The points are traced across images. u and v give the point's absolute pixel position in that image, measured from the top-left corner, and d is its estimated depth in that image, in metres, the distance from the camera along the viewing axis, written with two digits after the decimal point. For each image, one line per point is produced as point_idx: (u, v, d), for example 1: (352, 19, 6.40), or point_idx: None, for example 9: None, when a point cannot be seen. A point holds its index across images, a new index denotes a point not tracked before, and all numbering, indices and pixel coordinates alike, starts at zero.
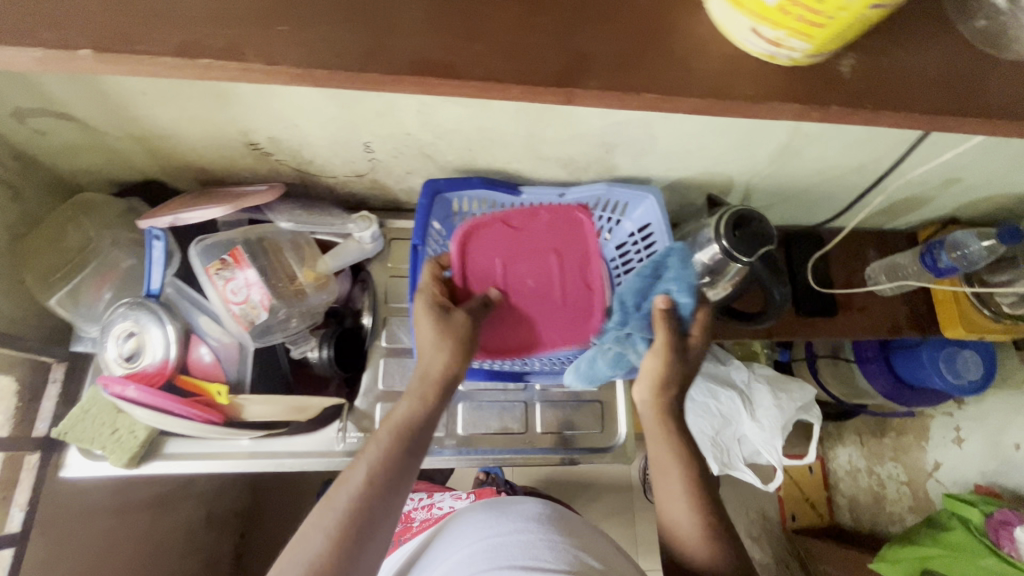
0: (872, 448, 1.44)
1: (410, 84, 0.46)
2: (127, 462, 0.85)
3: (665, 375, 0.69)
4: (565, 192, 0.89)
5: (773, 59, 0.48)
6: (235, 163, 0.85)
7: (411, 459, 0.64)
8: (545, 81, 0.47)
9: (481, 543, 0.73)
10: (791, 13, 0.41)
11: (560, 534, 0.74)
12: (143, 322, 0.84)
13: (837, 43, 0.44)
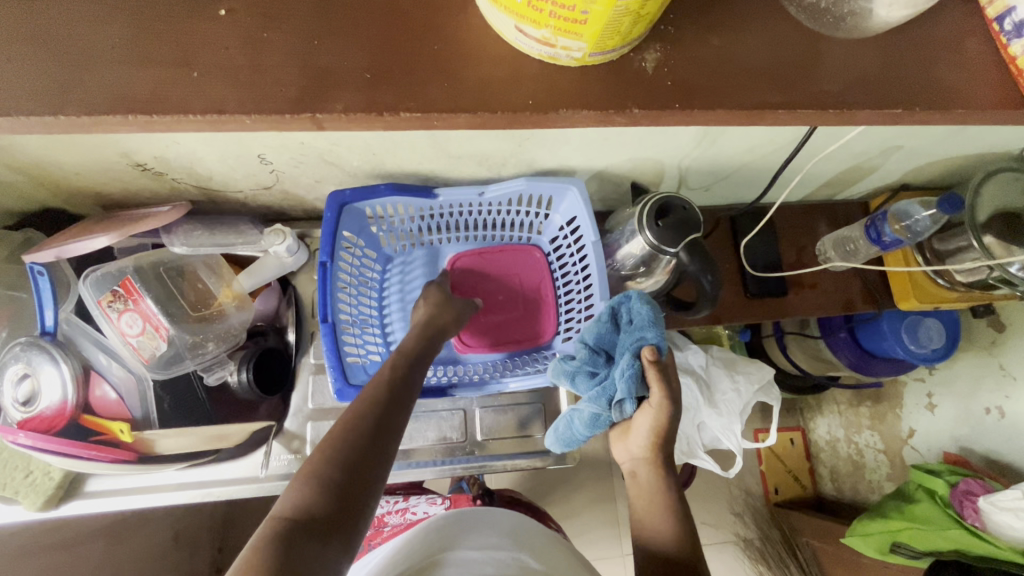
0: (849, 417, 1.44)
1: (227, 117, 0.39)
2: (43, 506, 0.73)
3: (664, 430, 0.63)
4: (483, 191, 0.82)
5: (553, 58, 0.39)
6: (130, 185, 0.76)
7: (408, 398, 0.62)
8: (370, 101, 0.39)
9: (450, 552, 0.67)
10: (541, 8, 0.32)
11: (530, 550, 0.70)
12: (38, 363, 0.68)
13: (618, 40, 0.36)
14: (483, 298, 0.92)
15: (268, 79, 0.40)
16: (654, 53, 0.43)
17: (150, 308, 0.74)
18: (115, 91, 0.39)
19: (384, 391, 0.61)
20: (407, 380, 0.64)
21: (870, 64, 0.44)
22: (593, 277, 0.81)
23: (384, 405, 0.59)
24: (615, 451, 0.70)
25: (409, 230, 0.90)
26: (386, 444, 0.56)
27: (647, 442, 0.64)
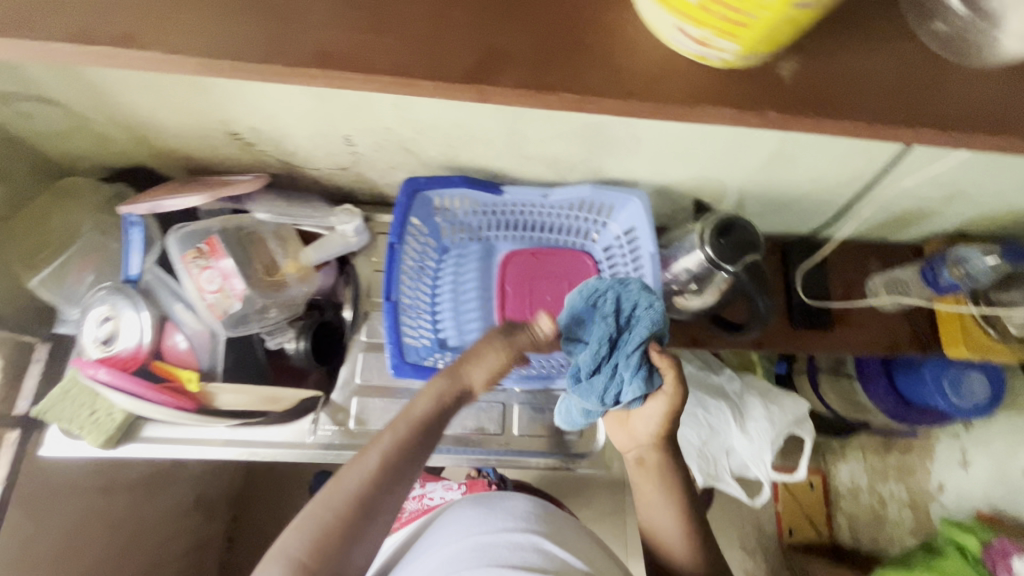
0: (876, 465, 1.38)
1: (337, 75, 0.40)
2: (103, 444, 0.77)
3: (673, 419, 0.65)
4: (548, 193, 0.84)
5: (701, 58, 0.41)
6: (219, 152, 0.81)
7: (403, 481, 0.59)
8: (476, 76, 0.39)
9: (469, 541, 0.70)
10: (712, 10, 0.34)
11: (553, 535, 0.71)
12: (121, 308, 0.73)
13: (773, 45, 0.37)
14: (533, 295, 0.94)
15: (400, 45, 0.42)
16: (791, 62, 0.44)
17: (228, 264, 0.76)
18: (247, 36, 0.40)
19: (373, 482, 0.57)
20: (409, 461, 0.59)
21: (984, 97, 0.45)
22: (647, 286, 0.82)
23: (370, 494, 0.57)
24: (616, 437, 0.73)
25: (469, 223, 0.93)
26: (364, 533, 0.56)
27: (654, 433, 0.66)
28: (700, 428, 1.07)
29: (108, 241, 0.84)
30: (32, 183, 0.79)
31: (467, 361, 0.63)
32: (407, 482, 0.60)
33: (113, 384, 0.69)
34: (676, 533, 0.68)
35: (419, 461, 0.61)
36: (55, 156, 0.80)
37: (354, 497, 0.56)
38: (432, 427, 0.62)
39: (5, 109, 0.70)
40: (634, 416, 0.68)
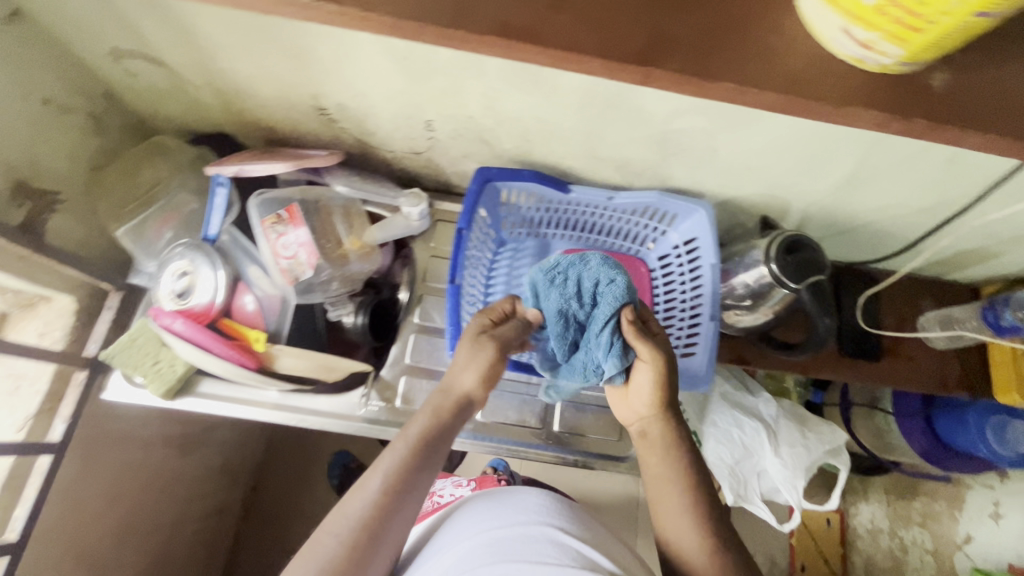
0: (898, 510, 1.34)
1: (493, 47, 0.40)
2: (163, 394, 0.79)
3: (663, 385, 0.65)
4: (614, 196, 0.85)
5: (860, 63, 0.39)
6: (300, 126, 0.84)
7: (407, 507, 0.58)
8: (626, 56, 0.40)
9: (482, 538, 0.66)
10: (889, 14, 0.33)
11: (570, 529, 0.67)
12: (198, 264, 0.75)
13: (938, 53, 0.35)
14: None
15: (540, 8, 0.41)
16: (942, 74, 0.41)
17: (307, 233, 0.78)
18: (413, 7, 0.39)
19: (376, 506, 0.56)
20: (413, 484, 0.59)
21: None
22: (705, 297, 0.82)
23: (374, 522, 0.55)
24: (623, 414, 0.72)
25: (528, 219, 0.94)
26: (369, 565, 0.55)
27: (651, 402, 0.66)
28: (733, 447, 1.07)
29: (177, 203, 0.84)
30: (124, 138, 0.83)
31: (458, 370, 0.66)
32: (413, 508, 0.59)
33: (185, 336, 0.72)
34: (686, 519, 0.61)
35: (424, 484, 0.60)
36: (147, 114, 0.84)
37: (357, 528, 0.55)
38: (432, 447, 0.62)
39: (113, 64, 0.73)
40: (631, 391, 0.69)
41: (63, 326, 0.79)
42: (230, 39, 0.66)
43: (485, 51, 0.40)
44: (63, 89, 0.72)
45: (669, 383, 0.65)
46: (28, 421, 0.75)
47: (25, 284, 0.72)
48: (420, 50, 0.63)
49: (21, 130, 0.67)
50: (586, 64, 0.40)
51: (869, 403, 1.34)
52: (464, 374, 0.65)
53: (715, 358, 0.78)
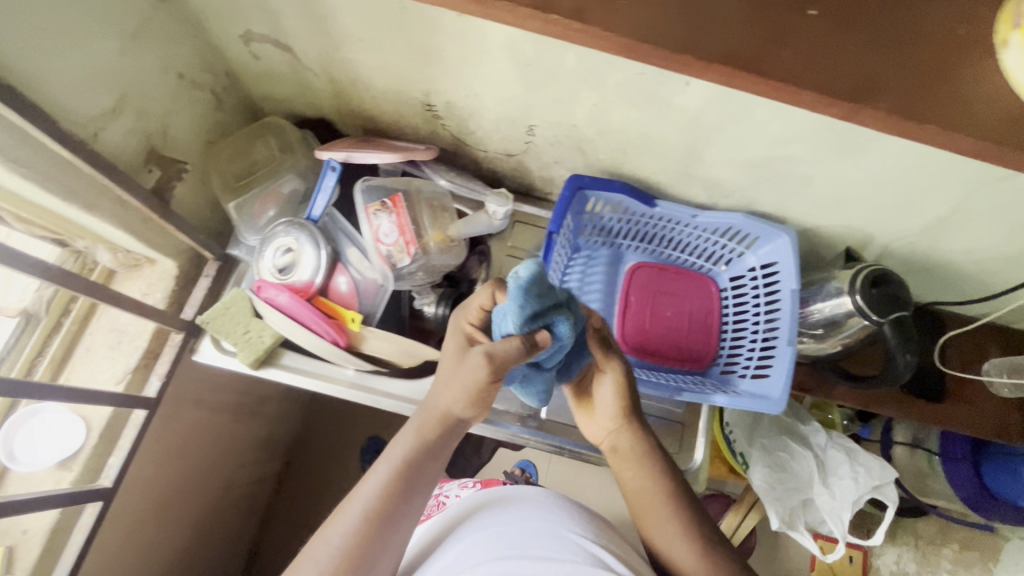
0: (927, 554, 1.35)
1: (708, 74, 0.34)
2: (251, 363, 0.82)
3: (627, 395, 0.71)
4: (698, 214, 0.87)
5: None
6: (402, 119, 0.87)
7: (391, 527, 0.58)
8: (842, 91, 0.35)
9: (483, 536, 0.66)
10: None
11: (571, 524, 0.68)
12: (301, 241, 0.79)
13: None
14: (655, 308, 0.96)
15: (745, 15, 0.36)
16: None
17: (406, 220, 0.80)
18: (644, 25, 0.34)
19: (359, 533, 0.57)
20: (396, 507, 0.59)
21: None
22: (782, 322, 0.83)
23: (359, 545, 0.57)
24: (591, 433, 0.77)
25: (606, 228, 0.96)
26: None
27: (617, 413, 0.72)
28: (782, 473, 1.09)
29: (277, 184, 0.83)
30: (234, 115, 0.87)
31: (443, 391, 0.61)
32: (399, 528, 0.59)
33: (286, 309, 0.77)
34: (672, 521, 0.69)
35: (409, 503, 0.60)
36: (257, 94, 0.87)
37: (343, 550, 0.56)
38: (414, 472, 0.61)
39: (242, 46, 0.77)
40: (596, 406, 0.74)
41: (164, 288, 0.82)
42: (364, 32, 0.69)
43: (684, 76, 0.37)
44: (194, 64, 0.75)
45: (631, 392, 0.71)
46: (127, 375, 0.79)
47: (140, 245, 0.75)
48: (548, 59, 0.65)
49: (159, 101, 0.71)
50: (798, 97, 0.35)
51: (912, 441, 1.32)
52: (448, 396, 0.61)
53: (790, 384, 0.79)
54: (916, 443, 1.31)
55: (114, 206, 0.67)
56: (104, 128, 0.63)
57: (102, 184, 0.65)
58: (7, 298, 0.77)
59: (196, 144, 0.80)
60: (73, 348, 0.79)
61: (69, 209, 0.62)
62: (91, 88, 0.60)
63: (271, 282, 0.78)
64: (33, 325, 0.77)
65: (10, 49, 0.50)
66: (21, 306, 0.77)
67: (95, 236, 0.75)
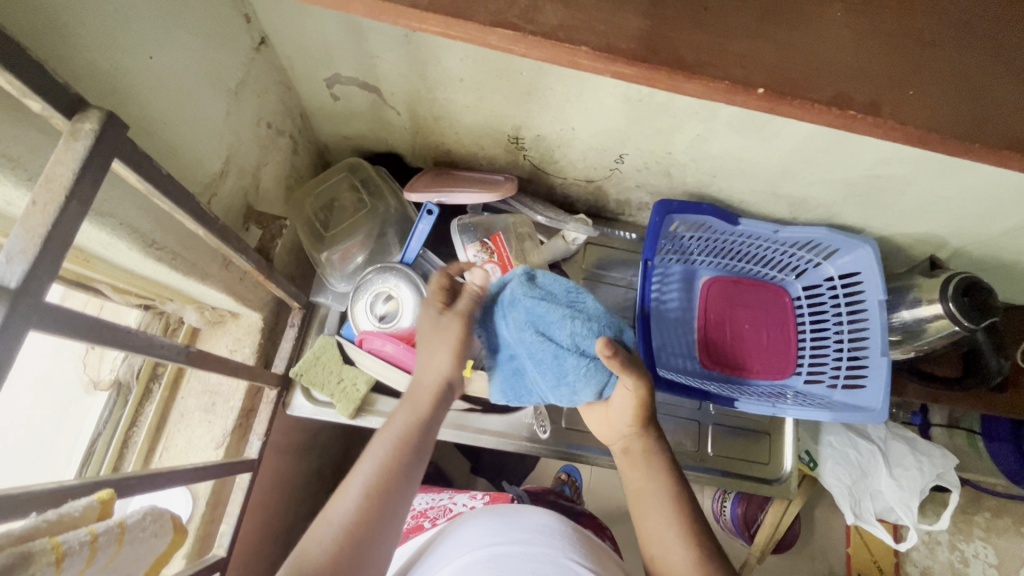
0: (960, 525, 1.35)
1: (987, 165, 0.31)
2: (351, 413, 0.79)
3: (645, 406, 0.63)
4: (780, 229, 0.87)
5: None
6: (480, 151, 0.84)
7: (398, 499, 0.56)
8: None
9: (475, 555, 0.57)
10: None
11: (574, 551, 0.58)
12: (400, 286, 0.76)
13: None
14: (734, 322, 0.97)
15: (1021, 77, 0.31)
16: None
17: (506, 257, 0.81)
18: (938, 106, 0.30)
19: (363, 506, 0.53)
20: (399, 479, 0.57)
21: None
22: (873, 331, 0.86)
23: (363, 519, 0.53)
24: (602, 433, 0.70)
25: (684, 247, 0.94)
26: (366, 559, 0.52)
27: (631, 421, 0.64)
28: (851, 468, 1.12)
29: (358, 232, 0.82)
30: (305, 156, 0.83)
31: (432, 356, 0.64)
32: (404, 501, 0.57)
33: (392, 358, 0.76)
34: (669, 525, 0.61)
35: (410, 476, 0.58)
36: (330, 134, 0.84)
37: (348, 526, 0.52)
38: (416, 439, 0.60)
39: (323, 89, 0.73)
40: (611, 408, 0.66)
41: (251, 343, 0.79)
42: (466, 72, 0.67)
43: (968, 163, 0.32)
44: (278, 112, 0.72)
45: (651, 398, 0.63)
46: (225, 438, 0.76)
47: (232, 302, 0.72)
48: (662, 93, 0.64)
49: (252, 155, 0.67)
50: None
51: (948, 422, 1.30)
52: (437, 362, 0.64)
53: (890, 392, 0.82)
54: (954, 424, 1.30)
55: (220, 270, 0.64)
56: (216, 192, 0.60)
57: (212, 250, 0.61)
58: (100, 370, 0.73)
59: (278, 192, 0.77)
60: (167, 414, 0.76)
61: (183, 280, 0.59)
62: (204, 156, 0.57)
63: (375, 332, 0.76)
64: (125, 395, 0.74)
65: (147, 129, 0.47)
66: (113, 377, 0.73)
67: (186, 298, 0.71)
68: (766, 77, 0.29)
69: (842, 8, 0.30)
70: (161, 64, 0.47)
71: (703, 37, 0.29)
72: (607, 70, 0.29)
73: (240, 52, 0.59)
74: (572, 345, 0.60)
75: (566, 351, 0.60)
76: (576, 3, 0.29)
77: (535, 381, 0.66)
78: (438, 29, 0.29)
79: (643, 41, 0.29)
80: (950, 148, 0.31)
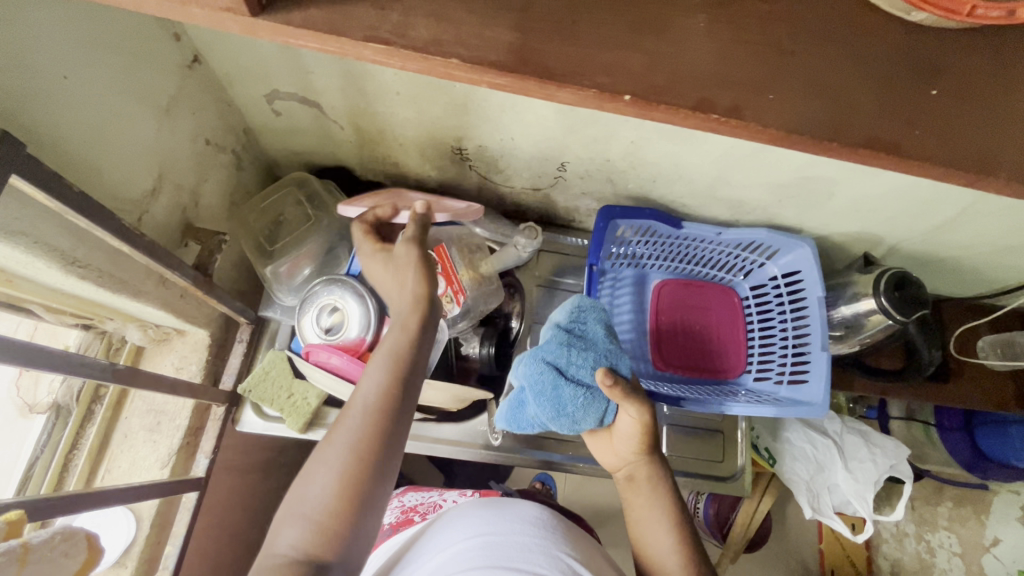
0: (924, 514, 1.35)
1: (851, 162, 0.33)
2: (300, 428, 0.79)
3: (651, 432, 0.62)
4: (723, 232, 0.90)
5: None
6: (428, 163, 0.86)
7: (405, 421, 0.51)
8: (968, 161, 0.33)
9: (469, 542, 0.58)
10: None
11: (561, 542, 0.60)
12: (346, 297, 0.77)
13: None
14: (684, 324, 0.99)
15: (878, 79, 0.33)
16: None
17: (450, 268, 0.81)
18: (800, 109, 0.32)
19: (364, 432, 0.48)
20: (398, 401, 0.50)
21: None
22: (814, 329, 0.87)
23: (371, 445, 0.48)
24: (603, 459, 0.69)
25: (633, 251, 0.97)
26: (382, 481, 0.49)
27: (636, 448, 0.63)
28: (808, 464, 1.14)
29: (305, 246, 0.82)
30: (251, 171, 0.84)
31: (404, 278, 0.56)
32: (409, 414, 0.52)
33: (340, 371, 0.75)
34: (675, 555, 0.61)
35: (411, 391, 0.52)
36: (276, 149, 0.84)
37: (356, 456, 0.48)
38: (413, 360, 0.53)
39: (264, 106, 0.74)
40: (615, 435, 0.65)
41: (197, 361, 0.78)
42: (401, 86, 0.67)
43: (835, 162, 0.33)
44: (218, 128, 0.72)
45: (656, 426, 0.63)
46: (172, 457, 0.75)
47: (174, 320, 0.72)
48: None
49: (189, 172, 0.67)
50: (928, 174, 0.33)
51: (906, 415, 1.32)
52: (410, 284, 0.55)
53: (830, 386, 0.84)
54: (912, 416, 1.31)
55: (156, 287, 0.64)
56: (146, 210, 0.61)
57: (146, 267, 0.61)
58: (36, 394, 0.72)
59: (221, 208, 0.77)
60: (110, 435, 0.75)
61: (114, 297, 0.59)
62: (131, 173, 0.57)
63: (321, 345, 0.76)
64: (64, 417, 0.72)
65: (62, 148, 0.47)
66: (51, 400, 0.72)
67: (126, 316, 0.70)
68: (632, 83, 0.31)
69: (706, 19, 0.32)
70: (76, 83, 0.47)
71: (573, 49, 0.31)
72: (481, 80, 0.30)
73: (170, 69, 0.60)
74: (571, 376, 0.65)
75: (564, 381, 0.64)
76: (448, 17, 0.30)
77: (535, 414, 0.68)
78: (317, 46, 0.31)
79: (514, 53, 0.30)
80: (812, 148, 0.33)
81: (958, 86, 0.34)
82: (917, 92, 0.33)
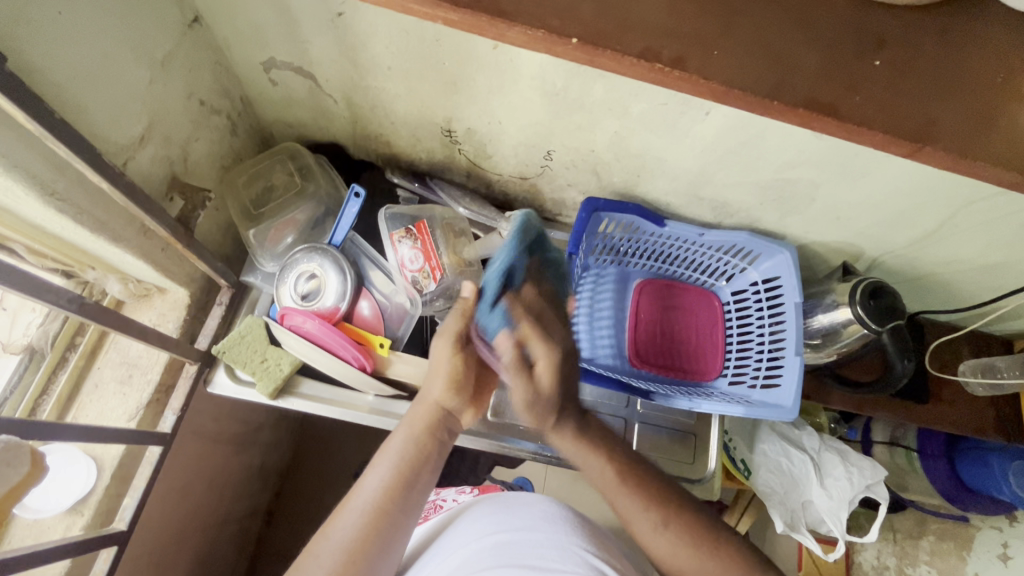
0: (906, 548, 1.29)
1: (791, 125, 0.34)
2: (271, 393, 0.78)
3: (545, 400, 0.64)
4: (705, 233, 0.91)
5: None
6: (418, 144, 0.87)
7: (396, 525, 0.58)
8: (907, 130, 0.34)
9: (485, 543, 0.61)
10: None
11: (571, 534, 0.62)
12: (325, 267, 0.80)
13: None
14: (663, 322, 1.00)
15: (821, 45, 0.35)
16: None
17: (430, 246, 0.84)
18: (744, 65, 0.34)
19: (362, 526, 0.57)
20: (398, 501, 0.59)
21: None
22: (789, 333, 0.88)
23: (365, 543, 0.56)
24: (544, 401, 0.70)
25: (616, 247, 0.98)
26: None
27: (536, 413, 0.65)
28: (783, 478, 1.12)
29: (291, 212, 0.85)
30: (245, 139, 0.86)
31: (431, 389, 0.67)
32: (403, 517, 0.59)
33: (313, 335, 0.79)
34: (626, 493, 0.64)
35: (409, 496, 0.60)
36: (272, 120, 0.87)
37: (349, 550, 0.55)
38: (418, 466, 0.62)
39: (261, 74, 0.76)
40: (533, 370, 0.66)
41: (175, 319, 0.79)
42: (393, 61, 0.69)
43: (777, 123, 0.35)
44: (214, 92, 0.74)
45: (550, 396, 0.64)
46: (139, 411, 0.75)
47: (155, 274, 0.72)
48: (575, 87, 0.67)
49: (181, 128, 0.70)
50: (867, 140, 0.35)
51: (890, 440, 1.24)
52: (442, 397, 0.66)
53: (801, 389, 0.84)
54: (894, 442, 1.23)
55: (137, 235, 0.66)
56: (133, 156, 0.63)
57: (126, 213, 0.63)
58: (11, 334, 0.74)
59: (211, 169, 0.79)
60: (80, 383, 0.75)
61: (92, 238, 0.60)
62: (122, 119, 0.59)
63: (296, 309, 0.79)
64: (38, 360, 0.74)
65: (52, 83, 0.50)
66: (26, 342, 0.74)
67: (107, 266, 0.71)
68: (581, 29, 0.33)
69: None
70: (71, 23, 0.49)
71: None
72: (436, 14, 0.33)
73: (170, 26, 0.62)
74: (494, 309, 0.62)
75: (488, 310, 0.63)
76: None
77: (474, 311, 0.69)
78: None
79: None
80: (755, 107, 0.34)
81: (901, 61, 0.35)
82: (861, 61, 0.35)
